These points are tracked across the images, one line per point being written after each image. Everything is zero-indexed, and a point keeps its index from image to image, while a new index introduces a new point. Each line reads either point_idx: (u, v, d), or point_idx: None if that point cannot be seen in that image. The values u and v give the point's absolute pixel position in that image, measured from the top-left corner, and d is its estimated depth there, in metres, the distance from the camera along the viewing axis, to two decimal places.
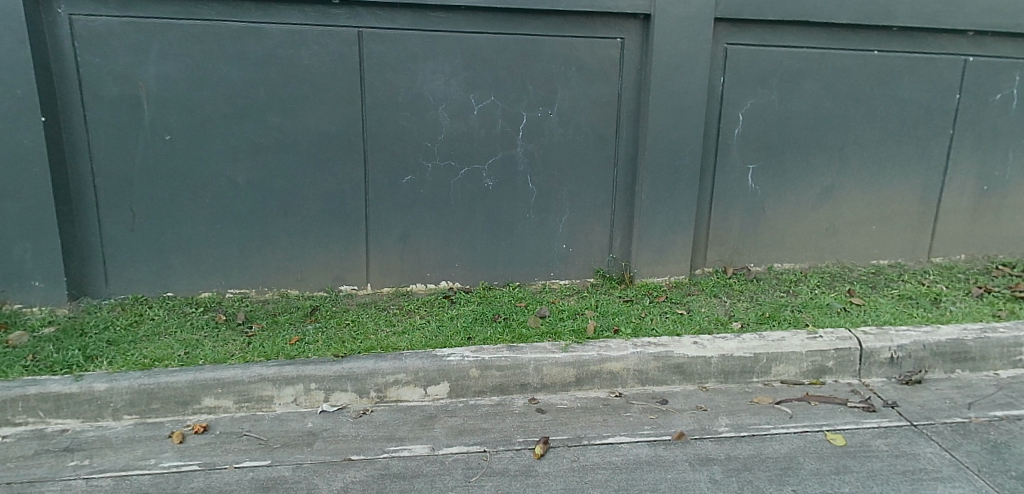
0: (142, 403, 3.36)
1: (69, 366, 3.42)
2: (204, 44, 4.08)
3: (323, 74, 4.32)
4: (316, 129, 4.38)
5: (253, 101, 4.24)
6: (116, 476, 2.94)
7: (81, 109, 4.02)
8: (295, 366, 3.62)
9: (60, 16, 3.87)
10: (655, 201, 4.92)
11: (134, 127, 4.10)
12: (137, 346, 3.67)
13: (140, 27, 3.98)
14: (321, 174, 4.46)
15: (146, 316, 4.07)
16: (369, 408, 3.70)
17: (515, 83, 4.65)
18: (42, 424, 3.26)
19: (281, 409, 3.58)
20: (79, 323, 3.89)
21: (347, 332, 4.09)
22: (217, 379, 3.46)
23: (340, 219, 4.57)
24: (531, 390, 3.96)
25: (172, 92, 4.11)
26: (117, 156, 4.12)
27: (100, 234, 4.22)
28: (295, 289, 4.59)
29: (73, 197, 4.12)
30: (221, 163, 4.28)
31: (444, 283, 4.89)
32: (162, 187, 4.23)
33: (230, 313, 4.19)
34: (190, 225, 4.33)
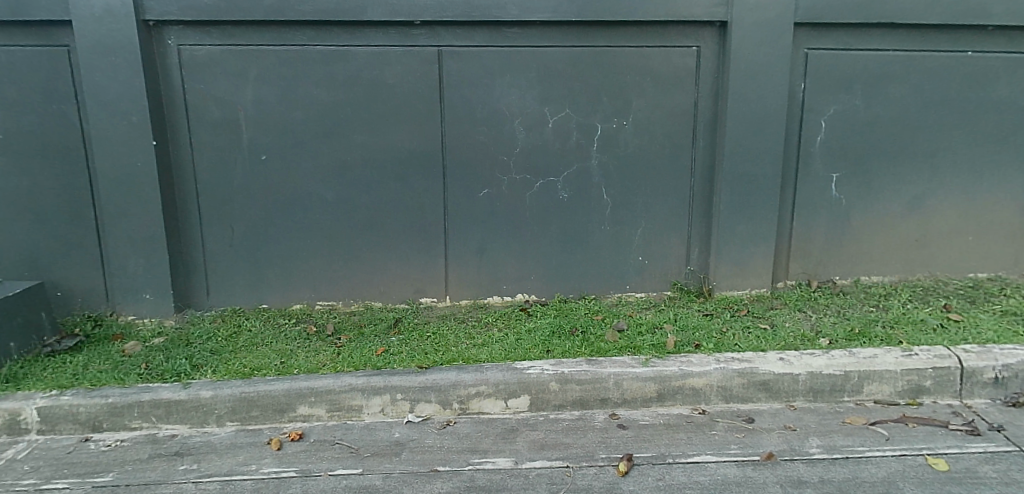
0: (243, 410, 3.53)
1: (178, 374, 3.64)
2: (296, 67, 4.30)
3: (405, 92, 4.46)
4: (399, 146, 4.52)
5: (340, 120, 4.43)
6: (221, 481, 3.10)
7: (187, 132, 4.30)
8: (382, 376, 3.73)
9: (169, 46, 4.15)
10: (735, 213, 4.79)
11: (234, 147, 4.35)
12: (237, 356, 3.87)
13: (239, 54, 4.22)
14: (404, 189, 4.59)
15: (244, 326, 4.28)
16: (452, 419, 3.76)
17: (590, 95, 4.65)
18: (154, 429, 3.45)
19: (369, 418, 3.69)
20: (184, 333, 4.13)
21: (428, 344, 4.17)
22: (311, 389, 3.60)
23: (421, 233, 4.67)
24: (611, 405, 3.92)
25: (267, 114, 4.34)
26: (218, 176, 4.38)
27: (202, 249, 4.48)
28: (379, 302, 4.72)
29: (179, 215, 4.40)
30: (310, 181, 4.47)
31: (520, 295, 4.90)
32: (258, 204, 4.46)
33: (320, 324, 4.36)
34: (282, 240, 4.54)
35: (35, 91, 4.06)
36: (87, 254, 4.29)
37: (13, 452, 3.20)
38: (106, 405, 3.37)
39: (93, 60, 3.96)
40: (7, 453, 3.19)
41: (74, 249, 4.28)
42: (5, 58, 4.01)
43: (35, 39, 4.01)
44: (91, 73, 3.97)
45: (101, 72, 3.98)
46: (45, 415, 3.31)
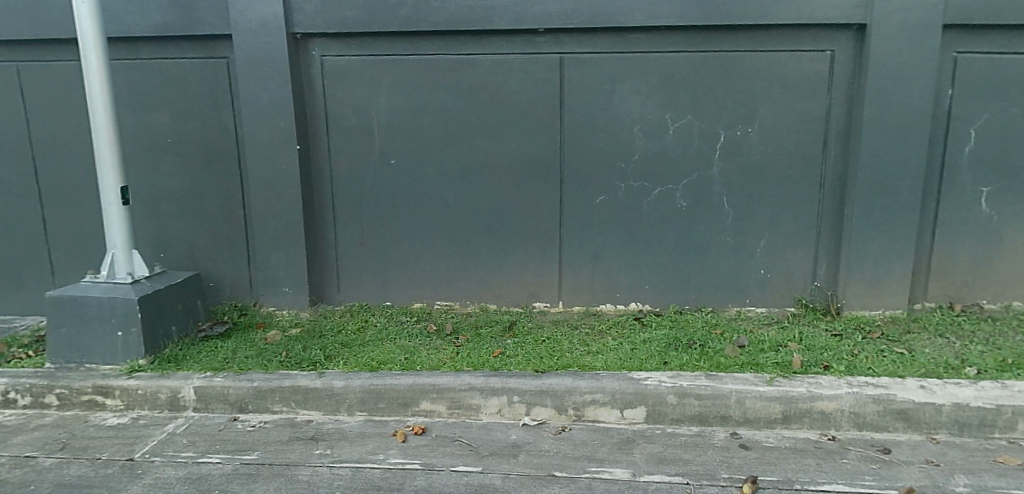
0: (371, 401, 3.71)
1: (314, 363, 3.89)
2: (425, 75, 4.49)
3: (527, 99, 4.53)
4: (519, 151, 4.60)
5: (464, 126, 4.57)
6: (353, 467, 3.27)
7: (325, 137, 4.59)
8: (500, 378, 3.79)
9: (313, 56, 4.47)
10: (868, 227, 4.48)
11: (366, 151, 4.60)
12: (366, 349, 4.09)
13: (374, 64, 4.47)
14: (522, 194, 4.66)
15: (370, 322, 4.50)
16: (567, 425, 3.74)
17: (714, 101, 4.52)
18: (293, 413, 3.69)
19: (486, 418, 3.76)
20: (318, 325, 4.40)
21: (543, 348, 4.18)
22: (433, 385, 3.73)
23: (536, 238, 4.72)
24: (732, 424, 3.76)
25: (397, 120, 4.56)
26: (350, 178, 4.64)
27: (335, 247, 4.76)
28: (494, 304, 4.81)
29: (316, 214, 4.70)
30: (434, 185, 4.65)
31: (633, 304, 4.82)
32: (385, 206, 4.68)
33: (439, 323, 4.51)
34: (406, 241, 4.74)
35: (198, 100, 4.48)
36: (235, 249, 4.68)
37: (174, 425, 3.51)
38: (252, 389, 3.64)
39: (248, 71, 4.32)
40: (169, 426, 3.51)
41: (225, 243, 4.68)
42: (174, 70, 4.46)
43: (199, 53, 4.43)
44: (246, 82, 4.33)
45: (255, 81, 4.33)
46: (201, 394, 3.62)
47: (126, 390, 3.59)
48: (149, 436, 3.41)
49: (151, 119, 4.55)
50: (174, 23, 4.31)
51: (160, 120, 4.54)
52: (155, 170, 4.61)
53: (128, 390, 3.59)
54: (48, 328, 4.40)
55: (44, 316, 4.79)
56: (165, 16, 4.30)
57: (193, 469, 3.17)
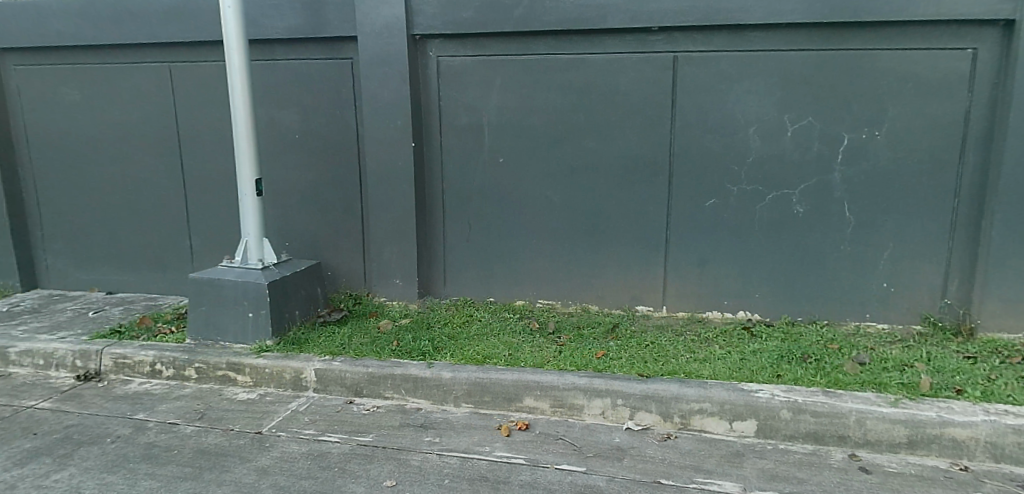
0: (477, 394, 3.79)
1: (423, 353, 4.02)
2: (536, 75, 4.55)
3: (637, 99, 4.47)
4: (628, 152, 4.55)
5: (574, 125, 4.58)
6: (461, 457, 3.34)
7: (439, 135, 4.76)
8: (604, 380, 3.75)
9: (430, 57, 4.65)
10: (1010, 240, 4.06)
11: (476, 149, 4.72)
12: (471, 342, 4.18)
13: (488, 64, 4.59)
14: (629, 195, 4.60)
15: (475, 316, 4.60)
16: (673, 433, 3.64)
17: (838, 102, 4.27)
18: (403, 401, 3.83)
19: (589, 419, 3.74)
20: (426, 317, 4.55)
21: (647, 352, 4.11)
22: (537, 382, 3.75)
23: (642, 240, 4.66)
24: (851, 445, 3.49)
25: (508, 119, 4.65)
26: (461, 175, 4.78)
27: (444, 242, 4.91)
28: (596, 305, 4.79)
29: (427, 209, 4.87)
30: (540, 184, 4.69)
31: (742, 313, 4.65)
32: (492, 203, 4.78)
33: (542, 321, 4.54)
34: (511, 238, 4.81)
35: (323, 98, 4.76)
36: (352, 241, 4.93)
37: (296, 404, 3.74)
38: (367, 374, 3.82)
39: (371, 71, 4.54)
40: (293, 404, 3.74)
41: (342, 235, 4.93)
42: (303, 70, 4.75)
43: (327, 54, 4.70)
44: (368, 82, 4.56)
45: (376, 81, 4.55)
46: (321, 376, 3.83)
47: (256, 368, 3.86)
48: (275, 412, 3.65)
49: (282, 116, 4.87)
50: (305, 25, 4.59)
51: (290, 118, 4.85)
52: (283, 164, 4.93)
53: (257, 368, 3.87)
54: (188, 307, 4.82)
55: (184, 296, 5.24)
56: (298, 19, 4.59)
57: (314, 445, 3.37)
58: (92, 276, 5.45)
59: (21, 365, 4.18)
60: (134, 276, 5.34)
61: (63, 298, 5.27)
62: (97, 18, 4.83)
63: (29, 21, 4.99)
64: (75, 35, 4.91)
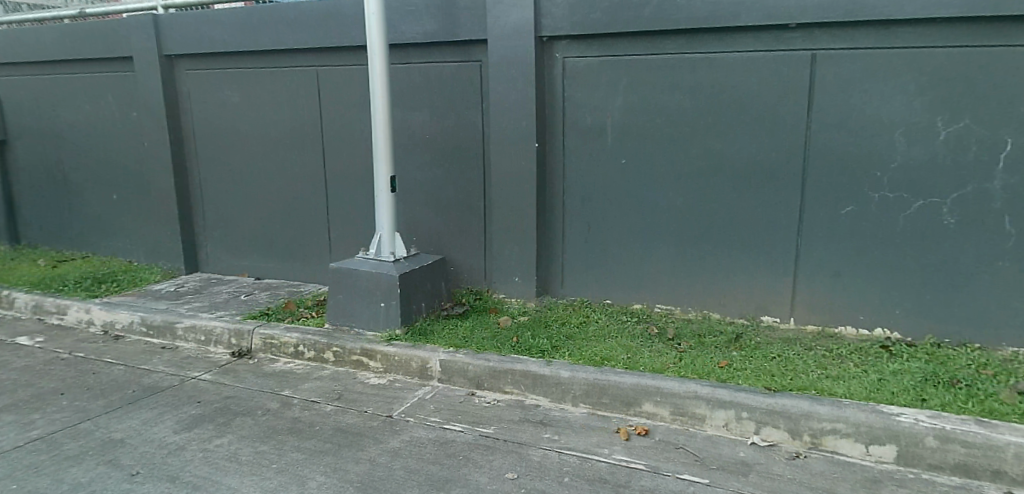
0: (595, 395, 3.76)
1: (542, 351, 4.08)
2: (664, 75, 4.50)
3: (770, 100, 4.29)
4: (757, 155, 4.38)
5: (701, 127, 4.48)
6: (580, 456, 3.30)
7: (562, 136, 4.86)
8: (729, 390, 3.58)
9: (557, 58, 4.76)
10: None
11: (599, 150, 4.77)
12: (589, 343, 4.19)
13: (614, 65, 4.62)
14: (757, 200, 4.44)
15: (592, 317, 4.63)
16: (801, 452, 3.38)
17: (1001, 102, 3.83)
18: (522, 396, 3.89)
19: (711, 430, 3.58)
20: (544, 316, 4.64)
21: (774, 365, 3.91)
22: (657, 388, 3.66)
23: (769, 248, 4.47)
24: (1007, 482, 3.03)
25: (632, 120, 4.64)
26: (582, 176, 4.84)
27: (563, 242, 5.00)
28: (717, 314, 4.65)
29: (548, 209, 4.98)
30: (663, 186, 4.64)
31: (879, 330, 4.32)
32: (613, 205, 4.79)
33: (661, 326, 4.48)
34: (631, 240, 4.80)
35: (455, 100, 5.06)
36: (473, 237, 5.16)
37: (423, 392, 3.93)
38: (488, 368, 3.93)
39: (500, 74, 4.76)
40: (419, 392, 3.94)
41: (466, 231, 5.18)
42: (436, 73, 5.08)
43: (459, 57, 5.00)
44: (497, 85, 4.79)
45: (505, 83, 4.76)
46: (445, 366, 4.00)
47: (386, 355, 4.11)
48: (404, 398, 3.86)
49: (415, 117, 5.22)
50: (438, 30, 4.92)
51: (422, 118, 5.19)
52: (414, 163, 5.28)
53: (388, 356, 4.11)
54: (327, 294, 5.16)
55: (323, 284, 5.62)
56: (432, 24, 4.93)
57: (440, 432, 3.51)
58: (243, 262, 5.99)
59: (186, 340, 4.69)
60: (278, 263, 5.82)
61: (219, 282, 5.84)
62: (254, 26, 5.31)
63: (197, 31, 5.57)
64: (236, 42, 5.42)
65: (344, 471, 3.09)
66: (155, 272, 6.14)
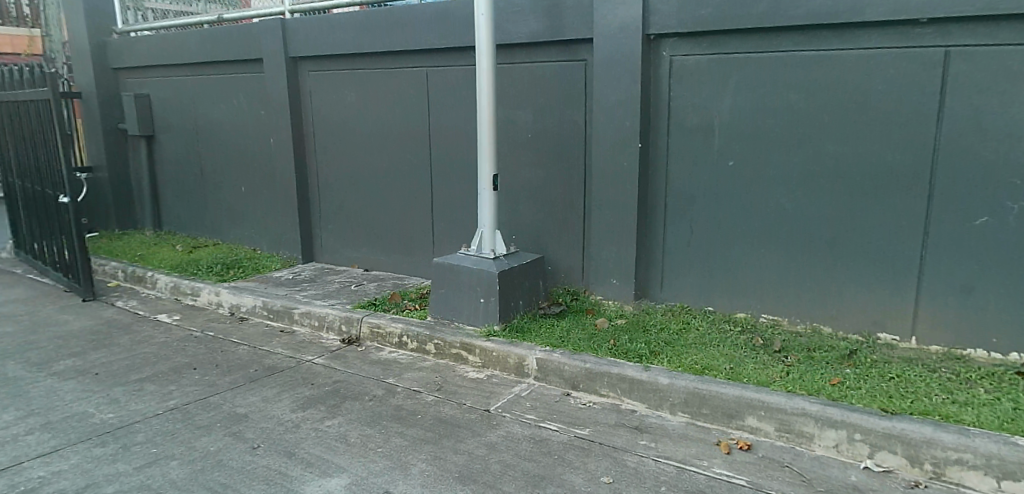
0: (695, 405, 3.64)
1: (640, 356, 4.02)
2: (777, 74, 4.28)
3: (894, 100, 3.95)
4: (878, 158, 4.05)
5: (816, 130, 4.22)
6: (678, 466, 3.16)
7: (666, 137, 4.76)
8: (841, 409, 3.29)
9: (663, 56, 4.67)
10: None
11: (705, 151, 4.63)
12: (689, 351, 4.08)
13: (724, 63, 4.46)
14: (876, 208, 4.11)
15: (692, 324, 4.52)
16: (921, 482, 3.01)
17: None
18: (618, 400, 3.86)
19: (820, 451, 3.30)
20: (642, 320, 4.58)
21: (893, 386, 3.56)
22: (762, 402, 3.45)
23: (889, 260, 4.12)
24: None
25: (741, 121, 4.46)
26: (686, 178, 4.73)
27: (663, 246, 4.91)
28: (828, 328, 4.38)
29: (649, 212, 4.91)
30: (772, 191, 4.43)
31: (1015, 356, 3.83)
32: (717, 208, 4.65)
33: (766, 338, 4.28)
34: (736, 246, 4.63)
35: (559, 101, 5.09)
36: (572, 237, 5.21)
37: (519, 388, 4.00)
38: (584, 369, 3.93)
39: (604, 73, 4.74)
40: (516, 388, 4.00)
41: (564, 231, 5.24)
42: (540, 73, 5.14)
43: (564, 56, 5.02)
44: (601, 84, 4.77)
45: (609, 82, 4.73)
46: (542, 365, 4.06)
47: (485, 350, 4.23)
48: (501, 393, 3.94)
49: (518, 117, 5.33)
50: (544, 29, 4.97)
51: (526, 118, 5.28)
52: (516, 163, 5.40)
53: (486, 351, 4.24)
54: (430, 288, 5.35)
55: (426, 278, 5.83)
56: (538, 24, 4.99)
57: (536, 430, 3.51)
58: (353, 254, 6.33)
59: (302, 324, 5.02)
60: (385, 256, 6.10)
61: (332, 272, 6.21)
62: (368, 28, 5.58)
63: (318, 34, 5.93)
64: (352, 44, 5.73)
65: (443, 460, 3.17)
66: (275, 259, 6.61)
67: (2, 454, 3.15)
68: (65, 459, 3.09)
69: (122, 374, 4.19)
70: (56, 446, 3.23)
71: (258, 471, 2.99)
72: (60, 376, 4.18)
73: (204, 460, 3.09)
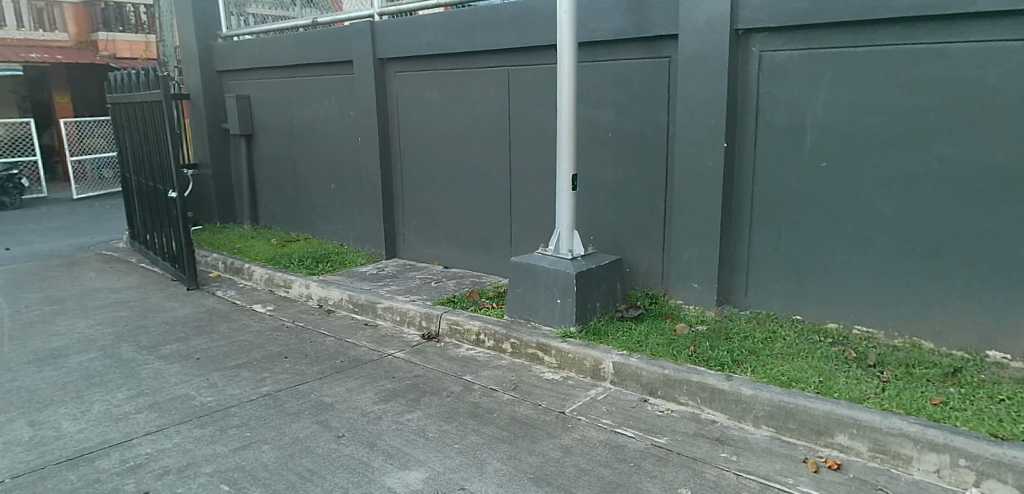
0: (781, 419, 3.47)
1: (721, 365, 3.89)
2: (877, 70, 4.00)
3: (1011, 98, 3.59)
4: (990, 161, 3.70)
5: (920, 129, 3.91)
6: (761, 483, 3.02)
7: (753, 137, 4.57)
8: (943, 432, 3.02)
9: (752, 53, 4.47)
10: None
11: (796, 152, 4.40)
12: (774, 361, 3.90)
13: (819, 57, 4.21)
14: (986, 215, 3.76)
15: (778, 334, 4.32)
16: None
17: None
18: (698, 410, 3.75)
19: (920, 476, 3.04)
20: (724, 327, 4.43)
21: (1006, 409, 3.23)
22: (855, 419, 3.23)
23: (1001, 272, 3.76)
24: None
25: (837, 119, 4.20)
26: (774, 180, 4.52)
27: (748, 251, 4.73)
28: (930, 343, 4.06)
29: (734, 215, 4.74)
30: (868, 194, 4.15)
31: None
32: (807, 212, 4.42)
33: (860, 352, 4.02)
34: (827, 252, 4.38)
35: (641, 99, 4.99)
36: (652, 239, 5.12)
37: (595, 391, 3.98)
38: (663, 375, 3.86)
39: (689, 70, 4.60)
40: (591, 391, 3.99)
41: (644, 233, 5.15)
42: (622, 71, 5.06)
43: (647, 53, 4.91)
44: (685, 81, 4.64)
45: (694, 80, 4.59)
46: (618, 368, 4.02)
47: (561, 352, 4.24)
48: (576, 396, 3.93)
49: (599, 115, 5.27)
50: (628, 26, 4.88)
51: (607, 116, 5.22)
52: (597, 163, 5.35)
53: (562, 352, 4.24)
54: (507, 286, 5.41)
55: (504, 277, 5.89)
56: (622, 21, 4.91)
57: (611, 435, 3.48)
58: (433, 251, 6.49)
59: (384, 318, 5.20)
60: (464, 254, 6.21)
61: (413, 268, 6.39)
62: (451, 29, 5.68)
63: (403, 36, 6.11)
64: (435, 44, 5.85)
65: (518, 460, 3.19)
66: (360, 255, 6.88)
67: (115, 429, 3.45)
68: (169, 438, 3.34)
69: (221, 360, 4.49)
70: (162, 425, 3.51)
71: (341, 460, 3.13)
72: (167, 359, 4.53)
73: (292, 446, 3.26)
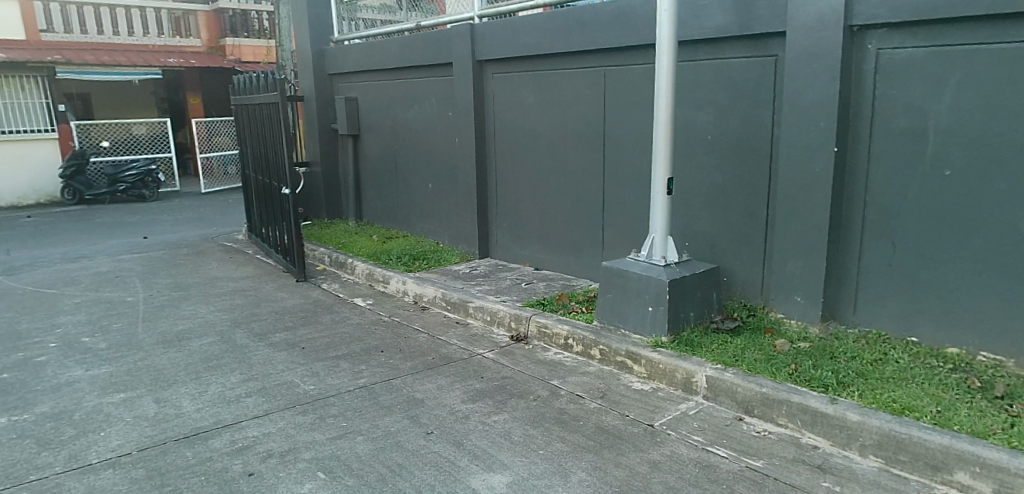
0: (890, 450, 3.18)
1: (825, 386, 3.63)
2: (1016, 67, 3.54)
3: None
4: None
5: None
6: None
7: (867, 141, 4.21)
8: None
9: (868, 50, 4.11)
10: None
11: (916, 158, 4.01)
12: (885, 386, 3.59)
13: (947, 55, 3.79)
14: None
15: (891, 357, 3.97)
16: None
17: None
18: (798, 433, 3.52)
19: None
20: (829, 346, 4.13)
21: None
22: (978, 456, 2.89)
23: None
24: None
25: (966, 123, 3.78)
26: (890, 188, 4.15)
27: (858, 264, 4.37)
28: None
29: (842, 225, 4.40)
30: (1001, 206, 3.70)
31: None
32: (929, 224, 4.01)
33: (987, 381, 3.60)
34: (950, 269, 3.96)
35: (744, 100, 4.75)
36: (753, 248, 4.87)
37: (686, 405, 3.85)
38: (760, 394, 3.66)
39: (798, 70, 4.32)
40: (682, 405, 3.86)
41: (744, 242, 4.91)
42: (725, 71, 4.83)
43: (752, 52, 4.66)
44: (794, 82, 4.35)
45: (803, 80, 4.30)
46: (711, 383, 3.87)
47: (651, 362, 4.15)
48: (666, 409, 3.82)
49: (698, 117, 5.08)
50: (731, 24, 4.65)
51: (707, 118, 5.01)
52: (695, 167, 5.16)
53: (652, 362, 4.15)
54: (598, 291, 5.35)
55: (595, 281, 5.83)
56: (724, 19, 4.68)
57: (703, 453, 3.35)
58: (525, 252, 6.53)
59: (475, 317, 5.30)
60: (555, 256, 6.21)
61: (505, 268, 6.47)
62: (549, 29, 5.68)
63: (500, 37, 6.17)
64: (532, 45, 5.87)
65: (603, 471, 3.15)
66: (454, 253, 7.05)
67: (227, 411, 3.75)
68: (274, 423, 3.59)
69: (323, 350, 4.77)
70: (267, 410, 3.78)
71: (429, 457, 3.23)
72: (275, 347, 4.87)
73: (384, 439, 3.40)
